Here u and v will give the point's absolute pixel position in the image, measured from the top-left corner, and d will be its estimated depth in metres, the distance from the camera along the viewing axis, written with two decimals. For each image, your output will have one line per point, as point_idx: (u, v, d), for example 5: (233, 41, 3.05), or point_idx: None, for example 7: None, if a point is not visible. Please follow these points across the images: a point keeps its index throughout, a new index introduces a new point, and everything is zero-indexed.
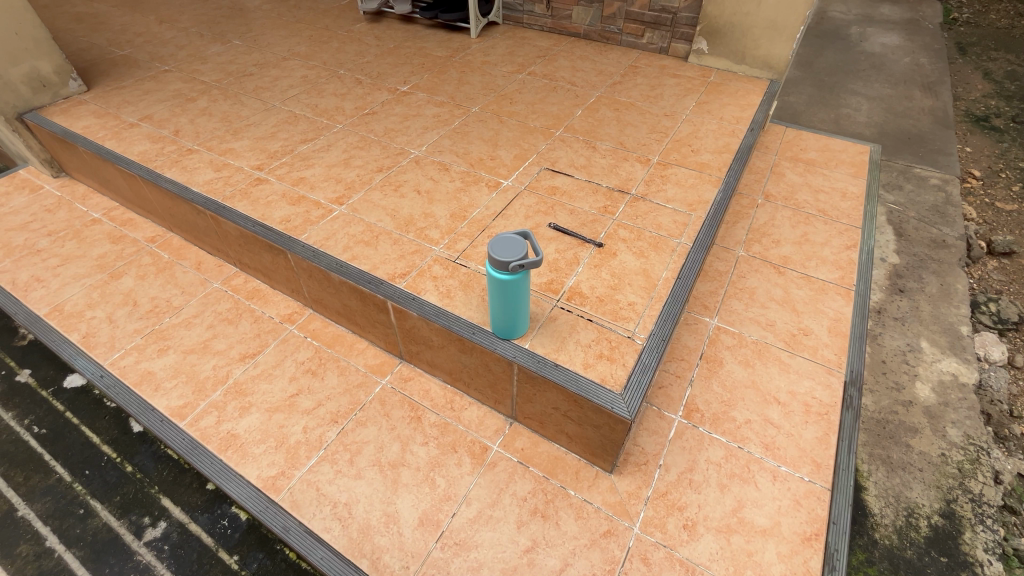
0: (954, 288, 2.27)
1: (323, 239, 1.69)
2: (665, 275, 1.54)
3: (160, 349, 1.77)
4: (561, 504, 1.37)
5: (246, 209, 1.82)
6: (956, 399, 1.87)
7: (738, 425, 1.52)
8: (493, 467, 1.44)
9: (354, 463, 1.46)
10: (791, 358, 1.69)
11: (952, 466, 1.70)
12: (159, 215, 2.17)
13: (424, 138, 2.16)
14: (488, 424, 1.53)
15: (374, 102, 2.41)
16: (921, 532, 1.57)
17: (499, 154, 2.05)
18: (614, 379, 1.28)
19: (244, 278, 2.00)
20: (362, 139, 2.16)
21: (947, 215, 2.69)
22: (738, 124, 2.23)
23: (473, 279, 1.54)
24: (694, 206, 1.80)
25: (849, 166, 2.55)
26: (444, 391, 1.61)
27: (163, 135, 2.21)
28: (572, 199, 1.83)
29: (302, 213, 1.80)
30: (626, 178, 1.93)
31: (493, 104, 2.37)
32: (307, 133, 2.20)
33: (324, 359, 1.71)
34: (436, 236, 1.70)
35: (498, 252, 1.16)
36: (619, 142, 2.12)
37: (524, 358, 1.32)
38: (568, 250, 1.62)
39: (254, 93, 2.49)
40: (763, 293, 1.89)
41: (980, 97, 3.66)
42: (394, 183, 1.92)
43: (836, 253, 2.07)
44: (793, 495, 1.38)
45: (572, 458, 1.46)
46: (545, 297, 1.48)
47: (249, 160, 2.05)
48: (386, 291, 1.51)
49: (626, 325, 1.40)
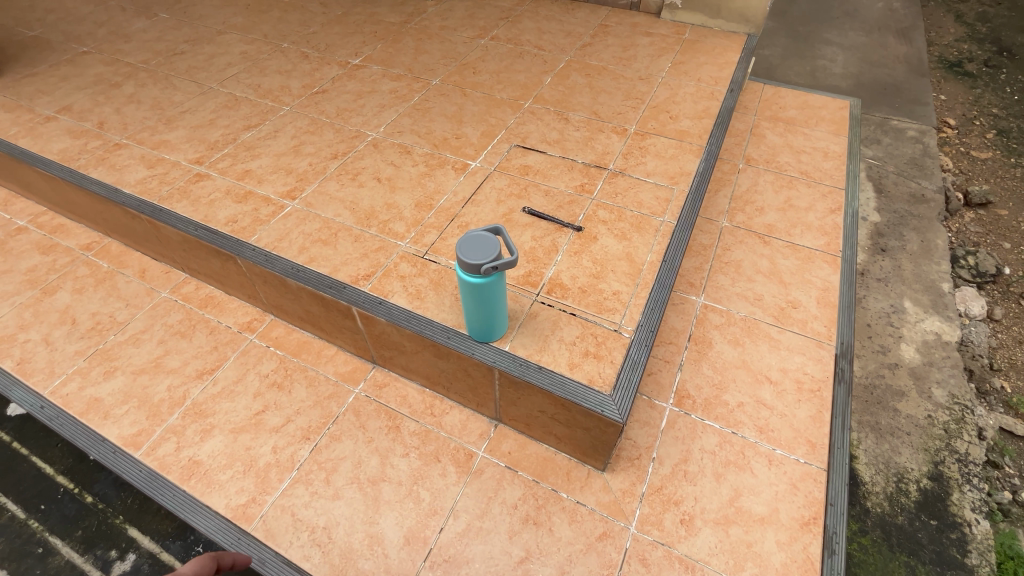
0: (934, 244, 2.32)
1: (276, 240, 1.53)
2: (650, 259, 1.44)
3: (106, 371, 1.61)
4: (554, 509, 1.30)
5: (186, 211, 1.63)
6: (939, 358, 1.94)
7: (731, 409, 1.47)
8: (480, 474, 1.36)
9: (330, 483, 1.36)
10: (780, 333, 1.63)
11: (938, 427, 1.77)
12: (93, 220, 1.95)
13: (381, 117, 1.98)
14: (472, 428, 1.44)
15: (324, 79, 2.19)
16: (911, 497, 1.63)
17: (465, 131, 1.89)
18: (602, 379, 1.19)
19: (196, 285, 1.83)
20: (313, 122, 1.96)
21: (925, 168, 2.70)
22: (717, 86, 2.09)
23: (444, 277, 1.41)
24: (676, 179, 1.69)
25: (829, 123, 2.46)
26: (423, 395, 1.51)
27: (86, 128, 1.97)
28: (546, 178, 1.69)
29: (250, 211, 1.62)
30: (603, 151, 1.80)
31: (455, 74, 2.18)
32: (251, 118, 1.99)
33: (290, 370, 1.58)
34: (402, 229, 1.55)
35: (467, 254, 1.04)
36: (594, 112, 1.97)
37: (505, 363, 1.22)
38: (545, 236, 1.51)
39: (188, 75, 2.24)
40: (749, 265, 1.82)
41: (953, 41, 3.58)
42: (351, 170, 1.75)
43: (820, 218, 2.00)
44: (789, 478, 1.34)
45: (562, 458, 1.38)
46: (524, 291, 1.37)
47: (186, 152, 1.84)
48: (349, 296, 1.38)
49: (613, 318, 1.31)
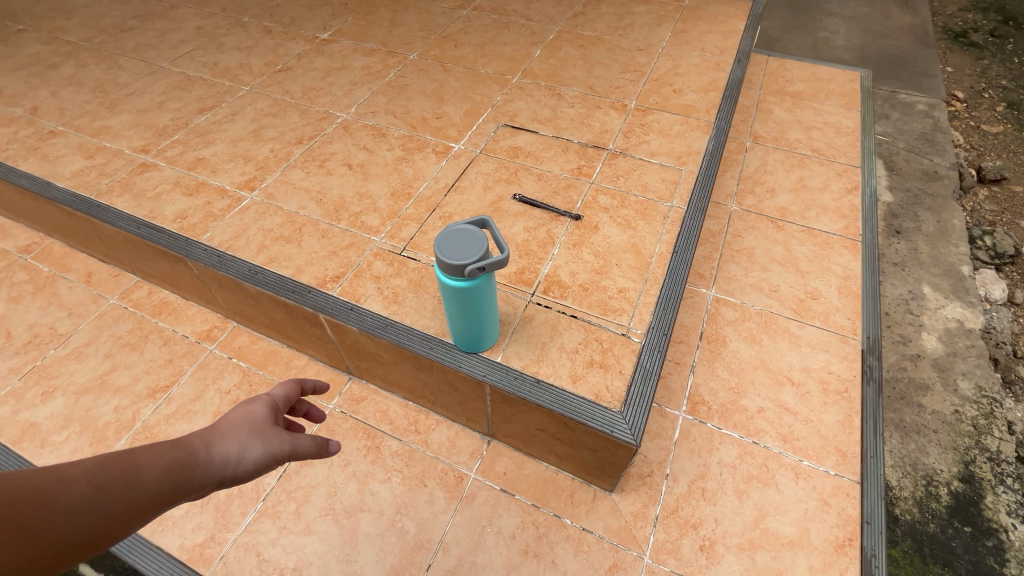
0: (950, 224, 2.18)
1: (232, 238, 1.33)
2: (659, 251, 1.27)
3: (44, 391, 1.42)
4: (557, 538, 1.15)
5: (129, 207, 1.43)
6: (963, 348, 1.80)
7: (751, 416, 1.31)
8: (472, 500, 1.20)
9: (301, 516, 1.19)
10: (801, 328, 1.48)
11: (966, 424, 1.64)
12: (30, 218, 1.74)
13: (353, 97, 1.77)
14: (462, 446, 1.28)
15: (288, 55, 1.97)
16: (942, 501, 1.50)
17: (446, 110, 1.69)
18: (610, 393, 1.02)
19: (148, 290, 1.63)
20: (276, 103, 1.75)
21: (936, 143, 2.55)
22: (723, 56, 1.91)
23: (425, 276, 1.23)
24: (684, 158, 1.51)
25: (840, 96, 2.29)
26: (406, 410, 1.34)
27: (17, 115, 1.74)
28: (538, 161, 1.51)
29: (202, 205, 1.42)
30: (600, 130, 1.61)
31: (435, 48, 1.97)
32: (205, 100, 1.77)
33: (255, 385, 1.40)
34: (376, 222, 1.36)
35: (447, 253, 0.86)
36: (589, 86, 1.78)
37: (497, 377, 1.05)
38: (539, 227, 1.33)
39: (135, 53, 2.01)
40: (763, 253, 1.66)
41: (958, 10, 3.41)
42: (319, 156, 1.55)
43: (836, 199, 1.84)
44: (819, 494, 1.19)
45: (564, 478, 1.22)
46: (517, 291, 1.19)
47: (130, 140, 1.63)
48: (315, 302, 1.19)
49: (620, 320, 1.14)
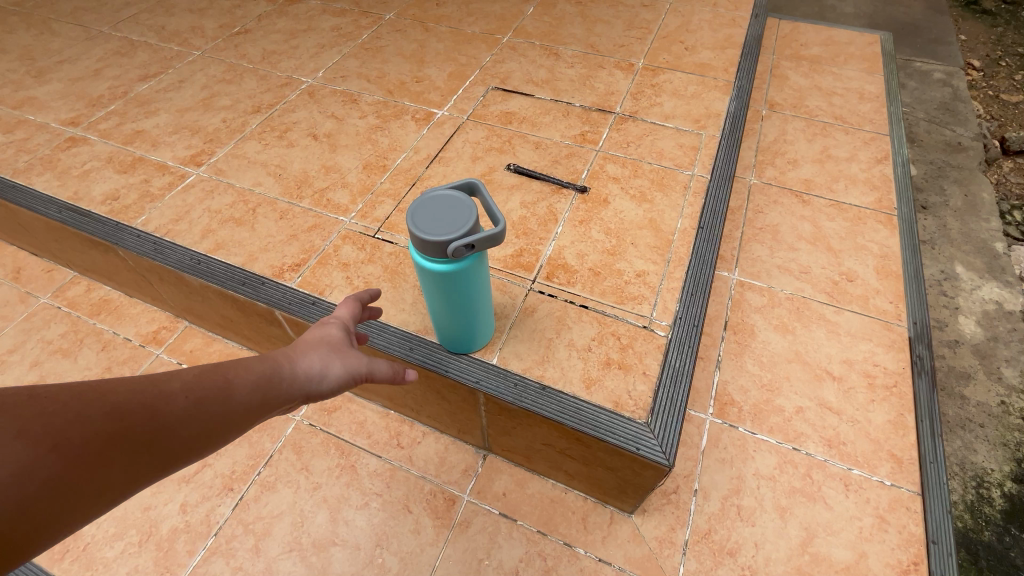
0: (979, 198, 2.00)
1: (171, 222, 1.12)
2: (681, 227, 1.07)
3: None
4: (568, 571, 0.96)
5: (50, 188, 1.20)
6: (1004, 332, 1.62)
7: (789, 417, 1.13)
8: (467, 528, 1.01)
9: (261, 553, 0.99)
10: (838, 315, 1.29)
11: (1015, 416, 1.46)
12: None
13: (319, 60, 1.54)
14: (452, 463, 1.08)
15: (247, 16, 1.73)
16: (995, 506, 1.34)
17: (427, 73, 1.47)
18: (633, 401, 0.83)
19: (86, 286, 1.40)
20: (231, 68, 1.52)
21: (957, 113, 2.36)
22: (738, 11, 1.70)
23: (403, 263, 1.03)
24: (702, 122, 1.31)
25: (860, 60, 2.09)
26: (387, 420, 1.14)
27: None
28: (535, 127, 1.30)
29: (138, 184, 1.20)
30: (605, 92, 1.40)
31: (413, 7, 1.74)
32: (149, 67, 1.54)
33: None
34: (346, 199, 1.15)
35: (424, 226, 0.65)
36: (589, 45, 1.57)
37: (493, 383, 0.85)
38: (538, 202, 1.12)
39: (71, 17, 1.76)
40: (789, 230, 1.47)
41: None
42: (279, 126, 1.33)
43: (866, 169, 1.65)
44: (874, 509, 1.02)
45: (574, 498, 1.04)
46: (515, 278, 0.99)
47: (58, 112, 1.39)
48: (270, 295, 0.99)
49: (639, 310, 0.94)
